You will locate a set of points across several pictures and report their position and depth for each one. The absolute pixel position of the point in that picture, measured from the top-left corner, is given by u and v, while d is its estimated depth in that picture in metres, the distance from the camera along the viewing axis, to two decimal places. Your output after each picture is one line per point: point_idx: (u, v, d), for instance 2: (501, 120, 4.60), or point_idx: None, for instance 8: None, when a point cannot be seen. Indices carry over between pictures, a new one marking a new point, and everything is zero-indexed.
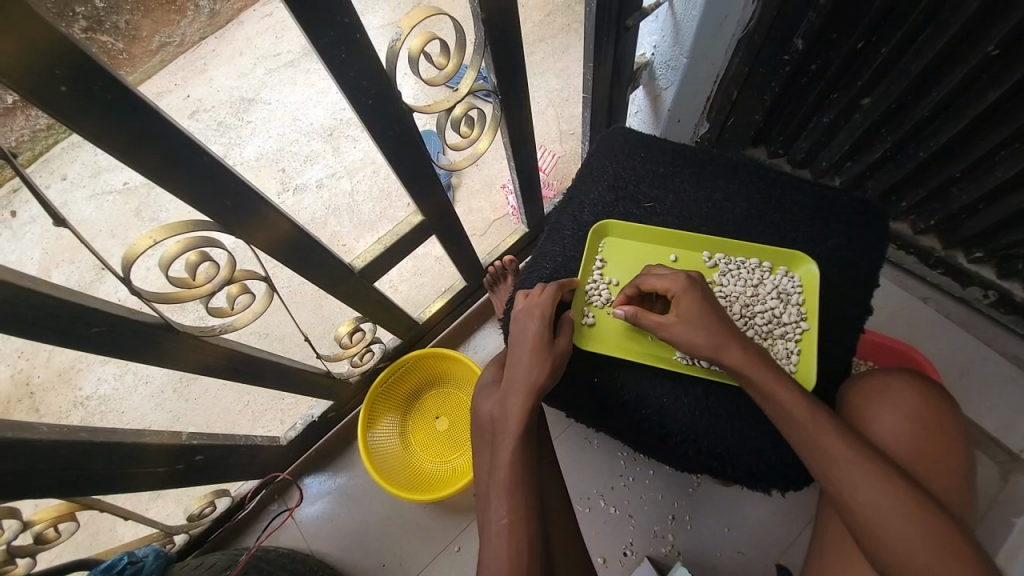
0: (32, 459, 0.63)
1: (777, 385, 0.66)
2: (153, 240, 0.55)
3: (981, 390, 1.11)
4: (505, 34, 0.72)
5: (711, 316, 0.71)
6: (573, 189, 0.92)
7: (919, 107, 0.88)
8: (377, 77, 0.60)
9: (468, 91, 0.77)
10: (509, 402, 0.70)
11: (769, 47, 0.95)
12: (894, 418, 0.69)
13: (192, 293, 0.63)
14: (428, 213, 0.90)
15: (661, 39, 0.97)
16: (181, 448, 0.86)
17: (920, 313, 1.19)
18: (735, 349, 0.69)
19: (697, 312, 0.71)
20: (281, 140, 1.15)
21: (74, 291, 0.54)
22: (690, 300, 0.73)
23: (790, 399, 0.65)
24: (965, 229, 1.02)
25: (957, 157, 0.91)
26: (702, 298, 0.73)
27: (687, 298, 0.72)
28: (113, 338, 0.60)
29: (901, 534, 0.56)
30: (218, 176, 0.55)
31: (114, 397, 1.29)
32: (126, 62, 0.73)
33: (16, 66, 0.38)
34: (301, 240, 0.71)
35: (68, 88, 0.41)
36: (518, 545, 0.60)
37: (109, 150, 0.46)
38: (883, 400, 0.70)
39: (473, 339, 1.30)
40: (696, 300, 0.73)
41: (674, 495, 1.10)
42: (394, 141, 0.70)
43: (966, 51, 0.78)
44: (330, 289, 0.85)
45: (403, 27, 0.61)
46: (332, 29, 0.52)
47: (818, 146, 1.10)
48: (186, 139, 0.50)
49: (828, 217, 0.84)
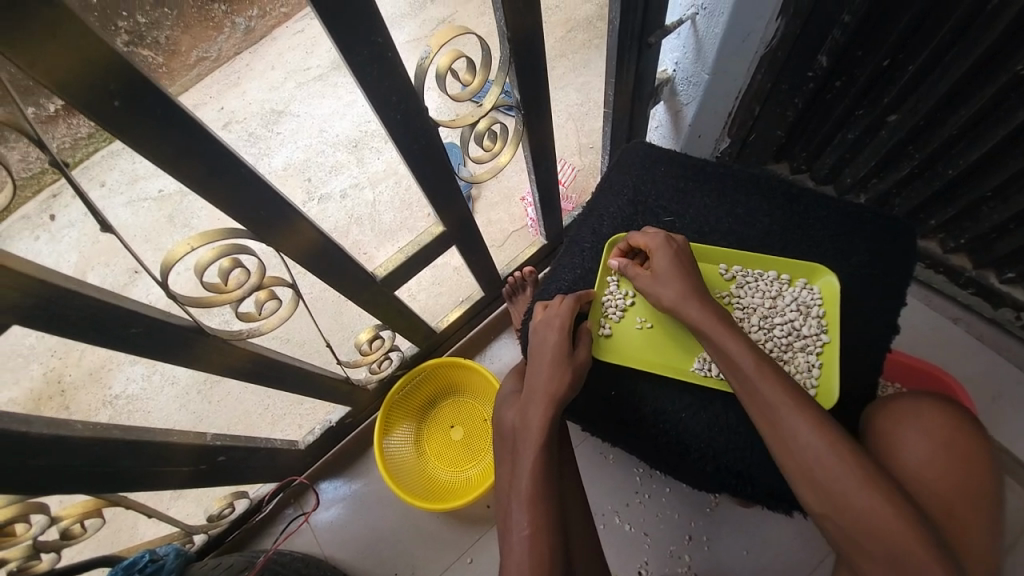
0: (66, 454, 0.66)
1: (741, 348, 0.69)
2: (190, 246, 0.57)
3: (1014, 416, 1.07)
4: (529, 52, 0.74)
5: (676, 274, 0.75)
6: (593, 203, 0.92)
7: (948, 125, 0.86)
8: (405, 93, 0.62)
9: (491, 106, 0.78)
10: (531, 411, 0.70)
11: (792, 63, 0.95)
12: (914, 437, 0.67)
13: (223, 299, 0.65)
14: (449, 224, 0.91)
15: (683, 56, 0.97)
16: (204, 448, 0.88)
17: (949, 335, 1.15)
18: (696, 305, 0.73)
19: (667, 269, 0.76)
20: (309, 150, 1.22)
21: (115, 294, 0.56)
22: (662, 256, 0.77)
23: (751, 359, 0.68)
24: (997, 249, 0.99)
25: (989, 175, 0.89)
26: (673, 254, 0.77)
27: (660, 252, 0.77)
28: (149, 340, 0.62)
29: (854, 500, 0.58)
30: (254, 187, 0.57)
31: (141, 396, 1.33)
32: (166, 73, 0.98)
33: (72, 80, 0.40)
34: (327, 248, 0.73)
35: (120, 103, 0.43)
36: (540, 556, 0.60)
37: (154, 161, 0.49)
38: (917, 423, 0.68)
39: (490, 349, 1.31)
40: (669, 256, 0.77)
41: (692, 515, 1.08)
42: (419, 153, 0.72)
43: (998, 68, 0.76)
44: (353, 296, 0.87)
45: (431, 45, 0.63)
46: (364, 48, 0.54)
47: (842, 163, 1.09)
48: (225, 150, 0.52)
49: (853, 234, 0.82)
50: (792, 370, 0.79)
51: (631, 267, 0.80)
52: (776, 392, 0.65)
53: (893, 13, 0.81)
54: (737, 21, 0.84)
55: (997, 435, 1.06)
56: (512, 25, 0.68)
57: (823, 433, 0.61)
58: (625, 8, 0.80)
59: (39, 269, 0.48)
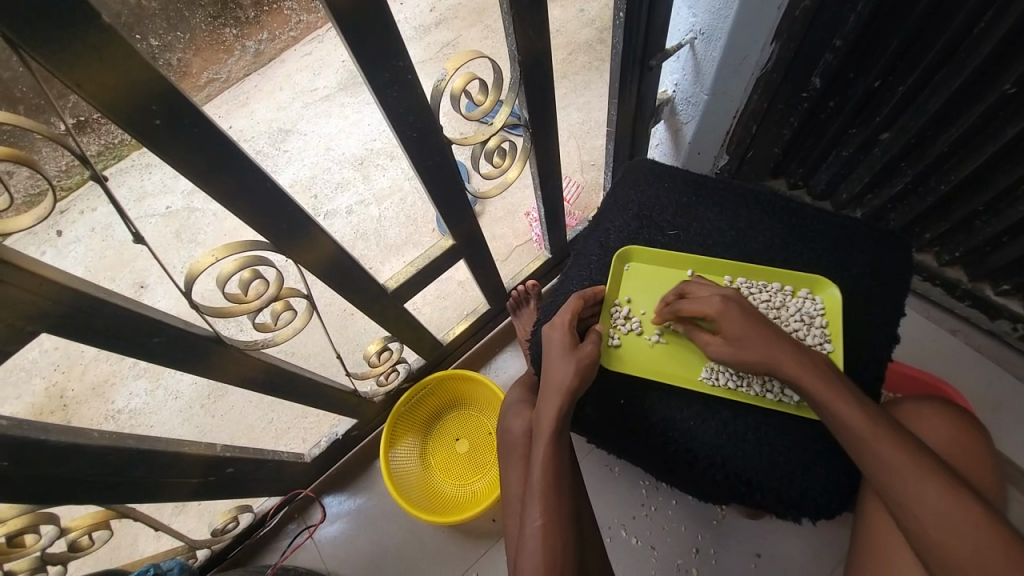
0: (82, 463, 0.67)
1: (843, 400, 0.66)
2: (213, 258, 0.59)
3: (1016, 427, 1.08)
4: (537, 73, 0.77)
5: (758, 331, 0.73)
6: (598, 218, 0.95)
7: (940, 142, 0.90)
8: (422, 112, 0.65)
9: (502, 125, 0.81)
10: (543, 406, 0.71)
11: (788, 84, 0.99)
12: (930, 434, 0.70)
13: (242, 309, 0.67)
14: (459, 237, 0.94)
15: (683, 77, 1.02)
16: (215, 459, 0.89)
17: (947, 346, 1.17)
18: (793, 359, 0.70)
19: (741, 328, 0.73)
20: (315, 167, 1.22)
21: (141, 303, 0.58)
22: (731, 319, 0.74)
23: (856, 412, 0.65)
24: (992, 261, 1.02)
25: (982, 190, 0.92)
26: (739, 311, 0.74)
27: (726, 319, 0.74)
28: (168, 348, 0.64)
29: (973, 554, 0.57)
30: (276, 201, 0.60)
31: (145, 410, 1.33)
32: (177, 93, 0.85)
33: (117, 100, 0.43)
34: (342, 260, 0.75)
35: (160, 121, 0.46)
36: (552, 544, 0.61)
37: (187, 176, 0.51)
38: (928, 425, 0.71)
39: (496, 362, 1.33)
40: (735, 317, 0.74)
41: (699, 528, 1.08)
42: (433, 169, 0.75)
43: (987, 87, 0.80)
44: (365, 307, 0.89)
45: (448, 69, 0.66)
46: (385, 70, 0.57)
47: (838, 179, 1.13)
48: (254, 167, 0.55)
49: (851, 247, 0.85)
50: None
51: (700, 334, 0.79)
52: (893, 452, 0.62)
53: (884, 37, 0.85)
54: (734, 44, 0.88)
55: (1000, 446, 1.07)
56: (523, 47, 0.71)
57: (925, 480, 0.60)
58: (628, 31, 0.84)
59: (70, 277, 0.51)
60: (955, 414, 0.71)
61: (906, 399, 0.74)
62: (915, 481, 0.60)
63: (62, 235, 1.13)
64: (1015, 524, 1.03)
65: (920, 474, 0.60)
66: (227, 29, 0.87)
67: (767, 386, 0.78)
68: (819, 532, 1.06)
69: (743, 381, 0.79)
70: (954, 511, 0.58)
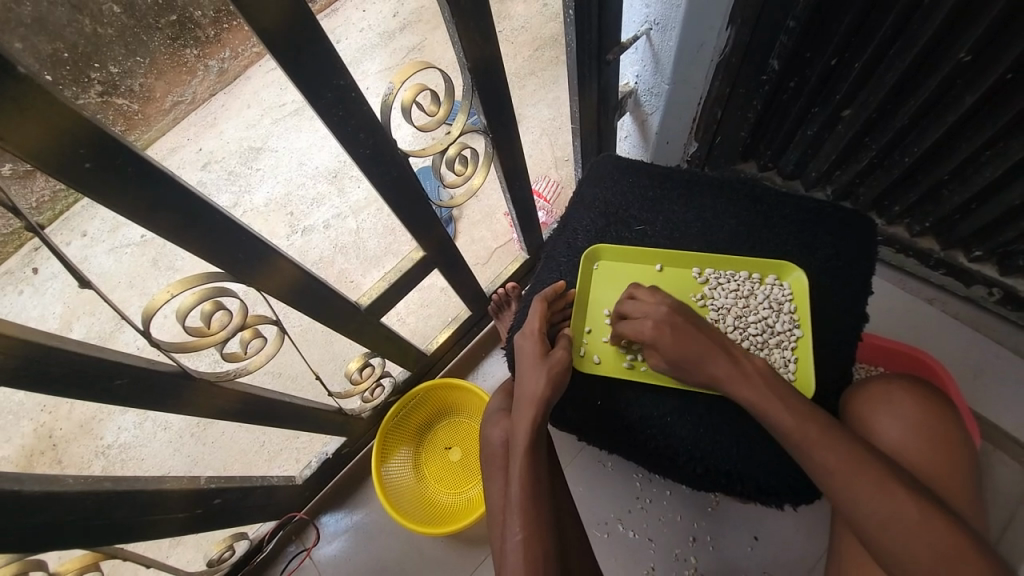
0: (61, 510, 0.65)
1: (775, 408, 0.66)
2: (170, 294, 0.58)
3: (996, 389, 1.10)
4: (490, 78, 0.76)
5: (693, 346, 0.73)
6: (566, 218, 0.95)
7: (900, 115, 0.90)
8: (373, 128, 0.64)
9: (460, 132, 0.80)
10: (518, 417, 0.71)
11: (747, 69, 0.99)
12: (894, 424, 0.71)
13: (207, 342, 0.66)
14: (430, 248, 0.93)
15: (643, 69, 1.02)
16: (200, 493, 0.88)
17: (925, 315, 1.19)
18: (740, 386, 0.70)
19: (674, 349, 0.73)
20: (290, 184, 1.16)
21: (101, 347, 0.57)
22: (665, 341, 0.74)
23: (785, 414, 0.66)
24: (961, 228, 1.02)
25: (946, 159, 0.92)
26: (670, 334, 0.74)
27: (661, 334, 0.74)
28: (134, 389, 0.63)
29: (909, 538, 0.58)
30: (229, 231, 0.59)
31: (134, 444, 1.31)
32: (144, 122, 0.78)
33: (43, 147, 0.42)
34: (308, 283, 0.74)
35: (91, 164, 0.45)
36: (535, 557, 0.61)
37: (130, 216, 0.50)
38: (893, 405, 0.72)
39: (482, 367, 1.33)
40: (668, 338, 0.74)
41: (694, 516, 1.08)
42: (393, 184, 0.74)
43: (941, 57, 0.80)
44: (340, 327, 0.88)
45: (395, 82, 0.66)
46: (328, 90, 0.57)
47: (807, 158, 1.13)
48: (200, 200, 0.54)
49: (815, 228, 0.86)
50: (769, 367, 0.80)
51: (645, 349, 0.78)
52: (827, 455, 0.63)
53: (835, 15, 0.85)
54: (689, 33, 0.88)
55: (981, 410, 1.09)
56: (471, 54, 0.70)
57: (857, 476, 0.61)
58: (580, 28, 0.83)
59: (22, 328, 0.50)
60: (918, 391, 0.73)
61: (876, 382, 0.75)
62: (848, 478, 0.61)
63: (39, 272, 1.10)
64: (1002, 485, 1.05)
65: (857, 469, 0.61)
66: (187, 48, 0.73)
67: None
68: (812, 510, 1.07)
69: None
70: (888, 503, 0.59)
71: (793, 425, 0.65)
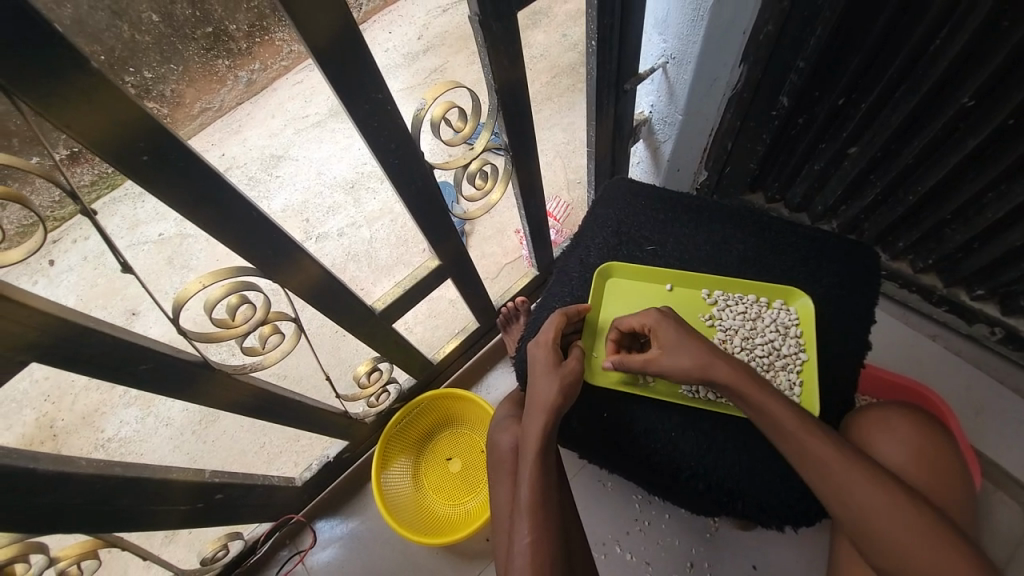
0: (71, 491, 0.67)
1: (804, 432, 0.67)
2: (201, 284, 0.61)
3: (999, 429, 1.10)
4: (514, 100, 0.80)
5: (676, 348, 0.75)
6: (579, 235, 0.98)
7: (904, 154, 0.94)
8: (402, 140, 0.68)
9: (482, 148, 0.84)
10: (530, 423, 0.72)
11: (757, 104, 1.03)
12: (895, 448, 0.72)
13: (230, 334, 0.68)
14: (445, 257, 0.96)
15: (658, 99, 1.07)
16: (203, 486, 0.89)
17: (928, 351, 1.20)
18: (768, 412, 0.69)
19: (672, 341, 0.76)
20: (308, 192, 1.23)
21: (130, 331, 0.60)
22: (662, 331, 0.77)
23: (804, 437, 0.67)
24: (964, 267, 1.05)
25: (950, 197, 0.95)
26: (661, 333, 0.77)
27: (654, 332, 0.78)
28: (155, 374, 0.65)
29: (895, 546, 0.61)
30: (262, 228, 0.62)
31: (135, 439, 1.32)
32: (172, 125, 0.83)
33: (108, 138, 0.45)
34: (329, 284, 0.77)
35: (148, 156, 0.48)
36: (540, 562, 0.62)
37: (176, 207, 0.54)
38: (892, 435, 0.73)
39: (487, 380, 1.34)
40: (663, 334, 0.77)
41: (693, 541, 1.08)
42: (416, 193, 0.77)
43: (945, 101, 0.84)
44: (353, 329, 0.90)
45: (427, 98, 0.69)
46: (366, 101, 0.60)
47: (813, 191, 1.16)
48: (239, 196, 0.57)
49: (821, 258, 0.88)
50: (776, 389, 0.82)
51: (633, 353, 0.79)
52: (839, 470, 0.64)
53: (843, 58, 0.90)
54: (704, 68, 0.93)
55: (981, 448, 1.09)
56: (498, 77, 0.74)
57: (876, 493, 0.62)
58: (601, 58, 0.88)
59: (62, 307, 0.52)
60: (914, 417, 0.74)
61: (876, 411, 0.76)
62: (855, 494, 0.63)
63: (53, 264, 1.09)
64: (1004, 526, 1.04)
65: (919, 533, 0.60)
66: (219, 59, 0.80)
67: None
68: (811, 542, 1.06)
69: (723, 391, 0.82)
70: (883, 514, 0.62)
71: (834, 457, 0.65)
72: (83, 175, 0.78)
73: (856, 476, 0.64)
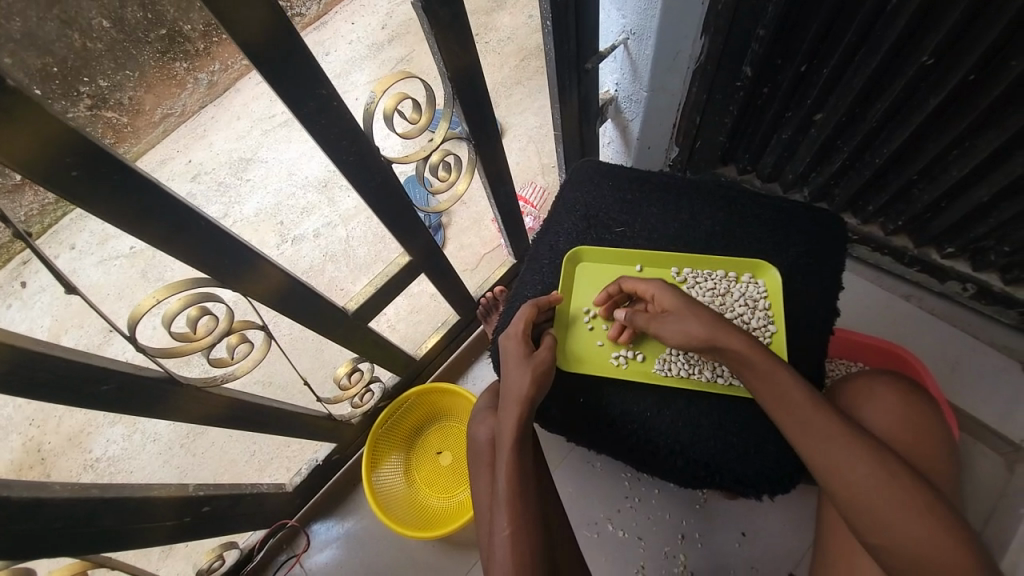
0: (48, 518, 0.66)
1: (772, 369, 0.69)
2: (156, 299, 0.59)
3: (974, 382, 1.12)
4: (471, 87, 0.78)
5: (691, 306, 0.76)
6: (548, 221, 0.97)
7: (868, 118, 0.94)
8: (355, 137, 0.66)
9: (442, 139, 0.81)
10: (504, 417, 0.72)
11: (721, 76, 1.01)
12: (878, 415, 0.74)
13: (194, 347, 0.67)
14: (416, 252, 0.94)
15: (622, 77, 1.05)
16: (188, 500, 0.88)
17: (902, 311, 1.21)
18: (732, 338, 0.71)
19: (681, 304, 0.77)
20: (280, 195, 1.23)
21: (87, 352, 0.58)
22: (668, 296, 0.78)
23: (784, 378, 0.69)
24: (932, 226, 1.06)
25: (914, 158, 0.96)
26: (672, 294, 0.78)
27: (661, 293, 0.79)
28: (120, 394, 0.63)
29: (868, 495, 0.61)
30: (215, 237, 0.60)
31: (123, 457, 1.30)
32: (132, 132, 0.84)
33: (32, 157, 0.43)
34: (295, 289, 0.75)
35: (78, 172, 0.46)
36: (521, 553, 0.62)
37: (118, 222, 0.52)
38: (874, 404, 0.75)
39: (472, 371, 1.34)
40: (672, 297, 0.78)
41: (683, 514, 1.09)
42: (377, 190, 0.76)
43: (905, 61, 0.83)
44: (327, 333, 0.89)
45: (376, 91, 0.67)
46: (310, 99, 0.58)
47: (783, 161, 1.16)
48: (185, 207, 0.55)
49: (788, 228, 0.88)
50: None
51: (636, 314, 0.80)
52: (817, 416, 0.66)
53: (802, 23, 0.89)
54: (665, 42, 0.91)
55: (958, 402, 1.12)
56: (449, 64, 0.72)
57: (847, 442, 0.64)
58: (558, 38, 0.85)
59: (11, 334, 0.51)
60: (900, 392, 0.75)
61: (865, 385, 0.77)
62: (829, 442, 0.65)
63: (27, 285, 1.11)
64: (981, 476, 1.07)
65: (906, 498, 0.60)
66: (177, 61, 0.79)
67: (717, 371, 0.82)
68: (798, 506, 1.08)
69: (692, 367, 0.82)
70: (854, 461, 0.63)
71: (813, 411, 0.67)
72: (39, 198, 0.77)
73: (843, 439, 0.64)
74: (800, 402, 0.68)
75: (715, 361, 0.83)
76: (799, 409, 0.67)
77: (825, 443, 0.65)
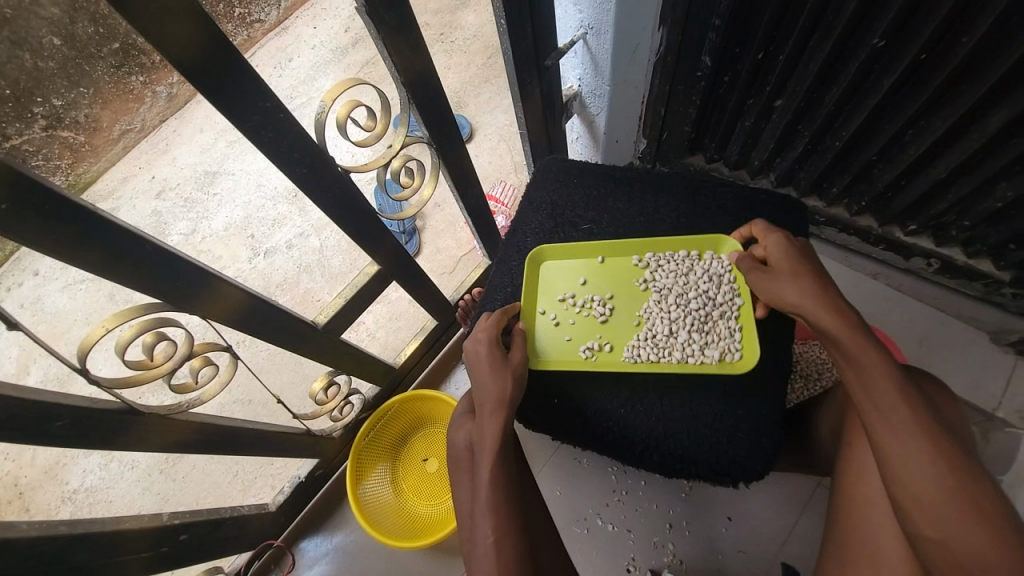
0: (12, 561, 0.63)
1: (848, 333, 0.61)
2: (105, 328, 0.56)
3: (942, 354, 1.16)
4: (426, 90, 0.76)
5: (790, 255, 0.71)
6: (516, 222, 0.96)
7: (826, 102, 0.95)
8: (308, 148, 0.65)
9: (401, 145, 0.80)
10: (483, 423, 0.71)
11: (682, 67, 1.01)
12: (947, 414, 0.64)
13: (152, 374, 0.64)
14: (384, 260, 0.93)
15: (584, 72, 1.05)
16: (163, 529, 0.86)
17: (871, 289, 1.24)
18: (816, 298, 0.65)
19: (780, 253, 0.71)
20: (249, 207, 1.25)
21: (37, 389, 0.56)
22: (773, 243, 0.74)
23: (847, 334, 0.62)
24: (894, 205, 1.08)
25: (872, 140, 0.97)
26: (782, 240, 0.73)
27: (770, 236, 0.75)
28: (77, 429, 0.61)
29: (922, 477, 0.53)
30: (165, 260, 0.58)
31: (101, 487, 1.26)
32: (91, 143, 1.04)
33: None
34: (257, 306, 0.73)
35: (6, 205, 0.44)
36: (506, 561, 0.62)
37: (55, 253, 0.49)
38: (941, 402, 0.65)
39: (454, 376, 1.34)
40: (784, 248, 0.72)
41: (670, 503, 1.10)
42: (337, 201, 0.74)
43: (857, 44, 0.84)
44: (296, 348, 0.87)
45: (325, 100, 0.65)
46: (253, 113, 0.56)
47: (748, 148, 1.18)
48: (128, 231, 0.53)
49: (753, 216, 0.89)
50: (715, 339, 0.83)
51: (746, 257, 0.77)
52: (879, 384, 0.58)
53: (757, 11, 0.89)
54: (622, 36, 0.91)
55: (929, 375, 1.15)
56: (402, 68, 0.70)
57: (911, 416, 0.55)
58: (514, 36, 0.84)
59: None
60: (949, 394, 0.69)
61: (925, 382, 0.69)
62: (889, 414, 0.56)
63: None
64: None
65: (971, 492, 0.51)
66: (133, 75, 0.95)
67: (687, 352, 0.83)
68: (781, 488, 1.10)
69: (665, 352, 0.83)
70: (915, 441, 0.54)
71: (878, 378, 0.58)
72: None
73: (901, 412, 0.56)
74: (885, 390, 0.57)
75: (685, 342, 0.84)
76: (864, 387, 0.59)
77: (882, 417, 0.56)
